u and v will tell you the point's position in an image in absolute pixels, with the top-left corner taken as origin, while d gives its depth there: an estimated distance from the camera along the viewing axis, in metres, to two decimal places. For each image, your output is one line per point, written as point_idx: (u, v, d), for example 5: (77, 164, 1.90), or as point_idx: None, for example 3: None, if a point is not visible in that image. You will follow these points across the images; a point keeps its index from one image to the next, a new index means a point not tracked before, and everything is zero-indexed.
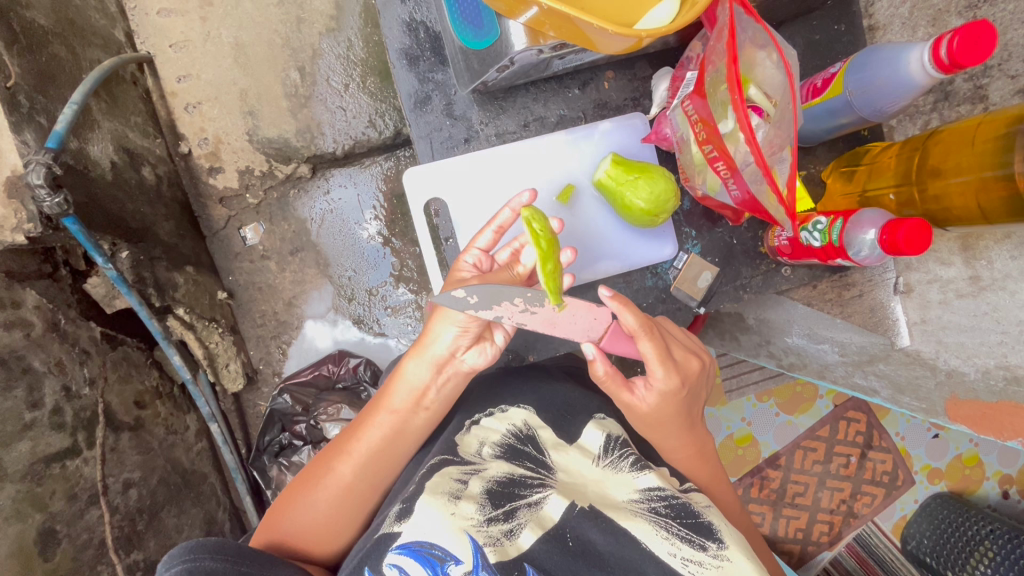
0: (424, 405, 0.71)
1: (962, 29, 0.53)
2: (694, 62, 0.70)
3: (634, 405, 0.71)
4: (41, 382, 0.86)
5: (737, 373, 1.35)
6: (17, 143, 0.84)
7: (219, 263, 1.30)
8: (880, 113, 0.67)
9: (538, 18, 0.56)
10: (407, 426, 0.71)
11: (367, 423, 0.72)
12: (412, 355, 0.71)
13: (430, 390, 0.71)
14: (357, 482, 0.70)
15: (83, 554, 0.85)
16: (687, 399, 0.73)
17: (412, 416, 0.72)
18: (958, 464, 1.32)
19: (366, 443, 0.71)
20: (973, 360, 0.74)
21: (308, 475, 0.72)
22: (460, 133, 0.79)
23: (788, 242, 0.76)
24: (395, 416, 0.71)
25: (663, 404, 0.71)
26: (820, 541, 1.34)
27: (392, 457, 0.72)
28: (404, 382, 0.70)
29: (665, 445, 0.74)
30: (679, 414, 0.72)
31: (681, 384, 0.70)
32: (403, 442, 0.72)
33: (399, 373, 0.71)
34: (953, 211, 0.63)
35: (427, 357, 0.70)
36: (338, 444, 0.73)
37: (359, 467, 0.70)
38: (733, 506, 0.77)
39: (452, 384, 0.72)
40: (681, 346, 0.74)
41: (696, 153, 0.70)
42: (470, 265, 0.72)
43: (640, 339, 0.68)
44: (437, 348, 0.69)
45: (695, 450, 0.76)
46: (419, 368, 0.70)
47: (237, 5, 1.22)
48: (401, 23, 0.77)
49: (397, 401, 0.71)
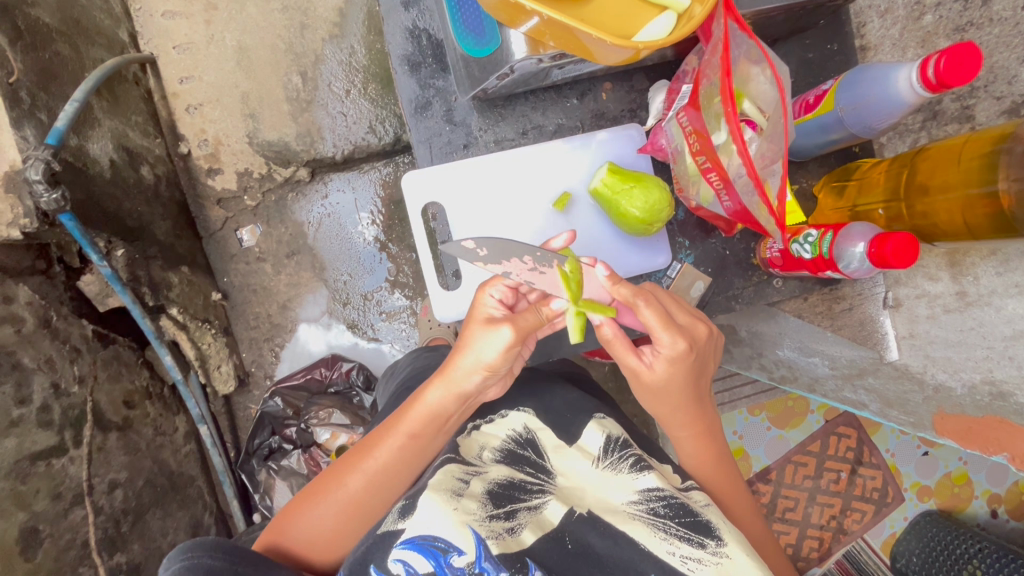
0: (444, 429, 0.70)
1: (949, 51, 0.54)
2: (689, 75, 0.71)
3: (640, 371, 0.70)
4: (30, 378, 0.85)
5: (729, 387, 1.36)
6: (17, 139, 0.84)
7: (215, 263, 1.30)
8: (870, 129, 0.69)
9: (539, 28, 0.58)
10: (422, 451, 0.70)
11: (383, 442, 0.70)
12: (436, 380, 0.69)
13: (450, 416, 0.70)
14: (365, 498, 0.69)
15: (65, 554, 0.84)
16: (697, 366, 0.72)
17: (430, 440, 0.70)
18: (947, 482, 1.32)
19: (380, 460, 0.70)
20: (959, 376, 0.75)
21: (319, 483, 0.72)
22: (459, 139, 0.81)
23: (779, 254, 0.77)
24: (412, 439, 0.69)
25: (672, 372, 0.70)
26: (809, 557, 1.34)
27: (403, 477, 0.70)
28: (425, 407, 0.69)
29: (670, 416, 0.74)
30: (687, 384, 0.72)
31: (689, 348, 0.69)
32: (417, 463, 0.70)
33: (421, 397, 0.70)
34: (940, 226, 0.65)
35: (451, 386, 0.68)
36: (352, 456, 0.72)
37: (370, 484, 0.69)
38: (737, 489, 0.76)
39: (469, 409, 0.72)
40: (686, 310, 0.72)
41: (690, 164, 0.71)
42: (495, 303, 0.68)
43: (641, 306, 0.66)
44: (461, 379, 0.68)
45: (700, 426, 0.76)
46: (442, 397, 0.68)
47: (242, 9, 1.24)
48: (404, 30, 0.80)
49: (416, 424, 0.69)
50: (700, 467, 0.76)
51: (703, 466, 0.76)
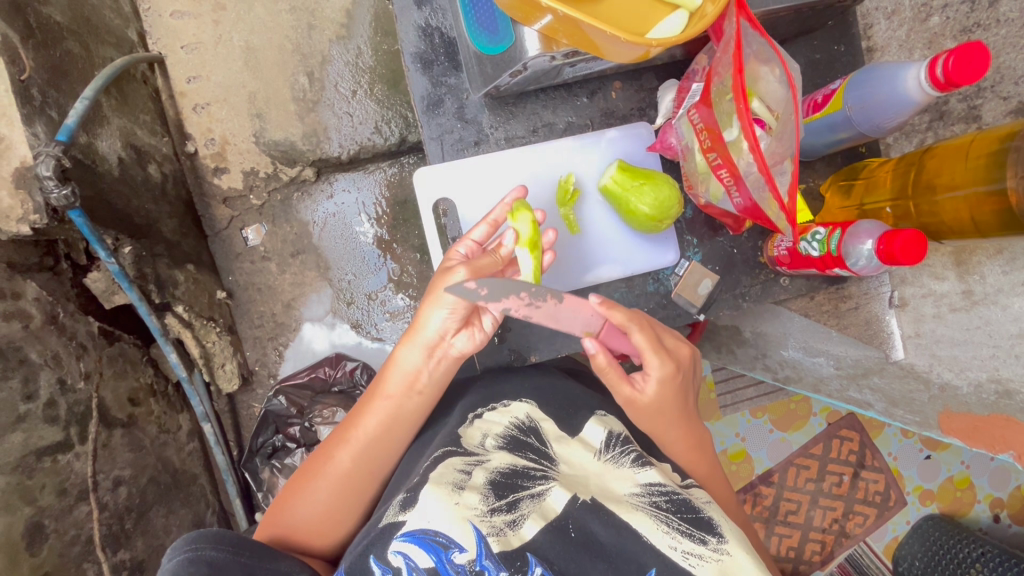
0: (417, 389, 0.72)
1: (957, 50, 0.55)
2: (699, 74, 0.72)
3: (635, 398, 0.72)
4: (36, 374, 0.86)
5: (732, 389, 1.36)
6: (28, 135, 0.84)
7: (220, 262, 1.30)
8: (879, 128, 0.69)
9: (552, 26, 0.58)
10: (401, 413, 0.72)
11: (365, 412, 0.73)
12: (405, 341, 0.73)
13: (421, 374, 0.72)
14: (354, 469, 0.71)
15: (70, 550, 0.84)
16: (683, 387, 0.75)
17: (405, 402, 0.73)
18: (950, 486, 1.32)
19: (363, 430, 0.72)
20: (966, 374, 0.76)
21: (308, 467, 0.73)
22: (470, 135, 0.81)
23: (787, 252, 0.78)
24: (390, 402, 0.72)
25: (663, 393, 0.72)
26: (811, 560, 1.34)
27: (386, 446, 0.72)
28: (398, 368, 0.72)
29: (665, 435, 0.75)
30: (677, 403, 0.74)
31: (676, 370, 0.73)
32: (399, 428, 0.73)
33: (394, 360, 0.73)
34: (946, 223, 0.65)
35: (418, 341, 0.72)
36: (338, 433, 0.74)
37: (357, 455, 0.71)
38: (723, 486, 0.79)
39: (444, 369, 0.73)
40: (671, 335, 0.76)
41: (700, 162, 0.72)
42: (461, 254, 0.73)
43: (633, 330, 0.70)
44: (427, 332, 0.71)
45: (693, 439, 0.77)
46: (410, 353, 0.72)
47: (250, 10, 1.25)
48: (416, 28, 0.80)
49: (392, 386, 0.72)
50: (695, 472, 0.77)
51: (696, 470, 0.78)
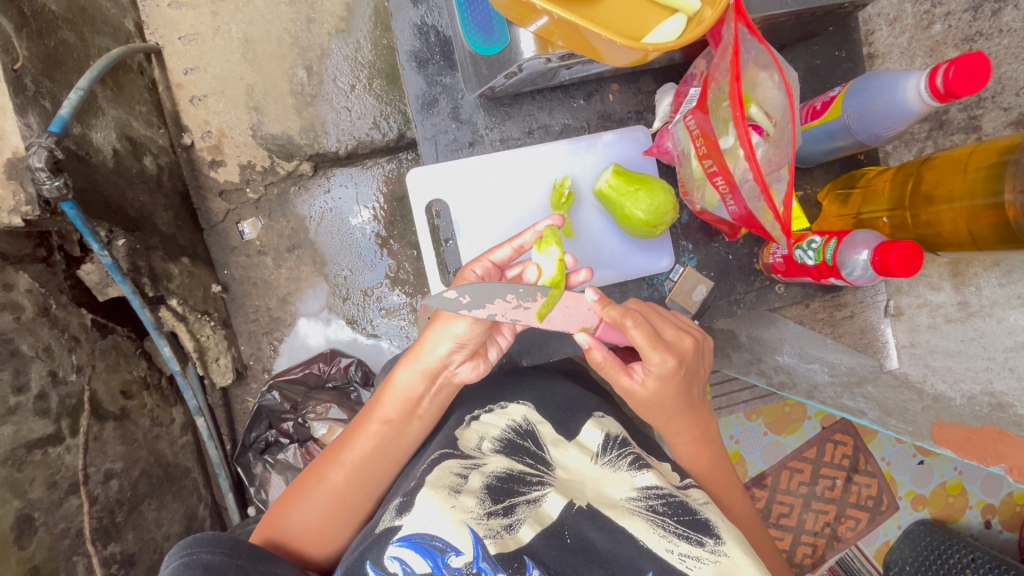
0: (417, 413, 0.72)
1: (958, 60, 0.54)
2: (697, 79, 0.71)
3: (633, 390, 0.71)
4: (27, 366, 0.85)
5: (727, 392, 1.35)
6: (20, 125, 0.83)
7: (215, 255, 1.29)
8: (877, 137, 0.69)
9: (548, 27, 0.58)
10: (398, 436, 0.72)
11: (360, 431, 0.72)
12: (404, 364, 0.72)
13: (422, 399, 0.72)
14: (348, 489, 0.71)
15: (60, 543, 0.84)
16: (687, 379, 0.73)
17: (404, 425, 0.72)
18: (943, 492, 1.33)
19: (358, 450, 0.71)
20: (958, 386, 0.76)
21: (301, 482, 0.73)
22: (465, 136, 0.81)
23: (782, 260, 0.77)
24: (387, 424, 0.72)
25: (663, 387, 0.71)
26: (802, 563, 1.33)
27: (382, 467, 0.72)
28: (396, 390, 0.71)
29: (668, 427, 0.75)
30: (680, 397, 0.73)
31: (679, 365, 0.71)
32: (395, 451, 0.72)
33: (392, 382, 0.72)
34: (943, 235, 0.65)
35: (417, 365, 0.71)
36: (333, 451, 0.74)
37: (352, 475, 0.71)
38: (731, 478, 0.79)
39: (444, 394, 0.74)
40: (672, 325, 0.74)
41: (696, 167, 0.72)
42: (477, 275, 0.72)
43: (629, 326, 0.68)
44: (428, 358, 0.71)
45: (697, 430, 0.77)
46: (410, 377, 0.71)
47: (249, 1, 1.23)
48: (412, 26, 0.79)
49: (389, 409, 0.72)
50: (699, 467, 0.78)
51: (700, 463, 0.78)
